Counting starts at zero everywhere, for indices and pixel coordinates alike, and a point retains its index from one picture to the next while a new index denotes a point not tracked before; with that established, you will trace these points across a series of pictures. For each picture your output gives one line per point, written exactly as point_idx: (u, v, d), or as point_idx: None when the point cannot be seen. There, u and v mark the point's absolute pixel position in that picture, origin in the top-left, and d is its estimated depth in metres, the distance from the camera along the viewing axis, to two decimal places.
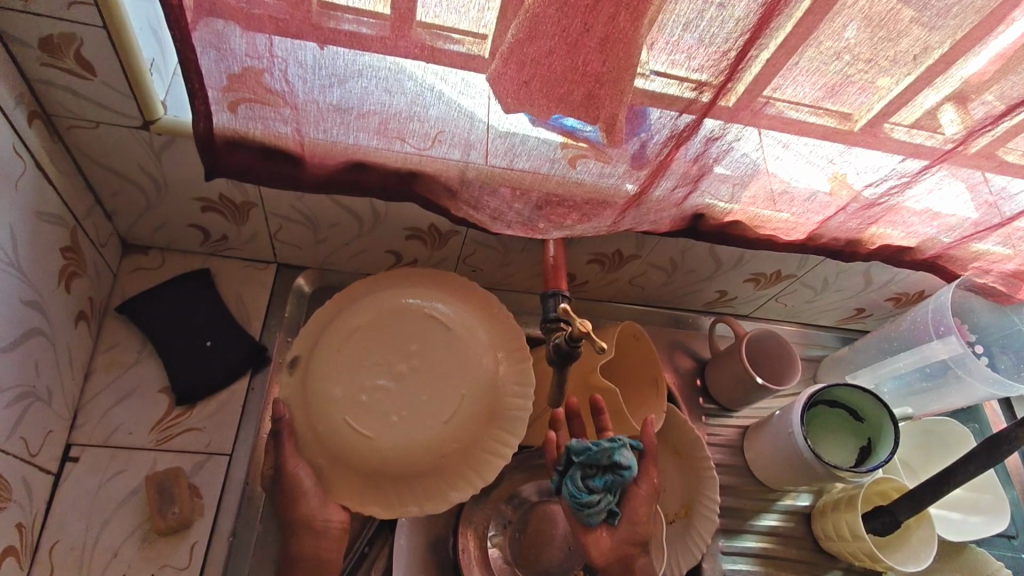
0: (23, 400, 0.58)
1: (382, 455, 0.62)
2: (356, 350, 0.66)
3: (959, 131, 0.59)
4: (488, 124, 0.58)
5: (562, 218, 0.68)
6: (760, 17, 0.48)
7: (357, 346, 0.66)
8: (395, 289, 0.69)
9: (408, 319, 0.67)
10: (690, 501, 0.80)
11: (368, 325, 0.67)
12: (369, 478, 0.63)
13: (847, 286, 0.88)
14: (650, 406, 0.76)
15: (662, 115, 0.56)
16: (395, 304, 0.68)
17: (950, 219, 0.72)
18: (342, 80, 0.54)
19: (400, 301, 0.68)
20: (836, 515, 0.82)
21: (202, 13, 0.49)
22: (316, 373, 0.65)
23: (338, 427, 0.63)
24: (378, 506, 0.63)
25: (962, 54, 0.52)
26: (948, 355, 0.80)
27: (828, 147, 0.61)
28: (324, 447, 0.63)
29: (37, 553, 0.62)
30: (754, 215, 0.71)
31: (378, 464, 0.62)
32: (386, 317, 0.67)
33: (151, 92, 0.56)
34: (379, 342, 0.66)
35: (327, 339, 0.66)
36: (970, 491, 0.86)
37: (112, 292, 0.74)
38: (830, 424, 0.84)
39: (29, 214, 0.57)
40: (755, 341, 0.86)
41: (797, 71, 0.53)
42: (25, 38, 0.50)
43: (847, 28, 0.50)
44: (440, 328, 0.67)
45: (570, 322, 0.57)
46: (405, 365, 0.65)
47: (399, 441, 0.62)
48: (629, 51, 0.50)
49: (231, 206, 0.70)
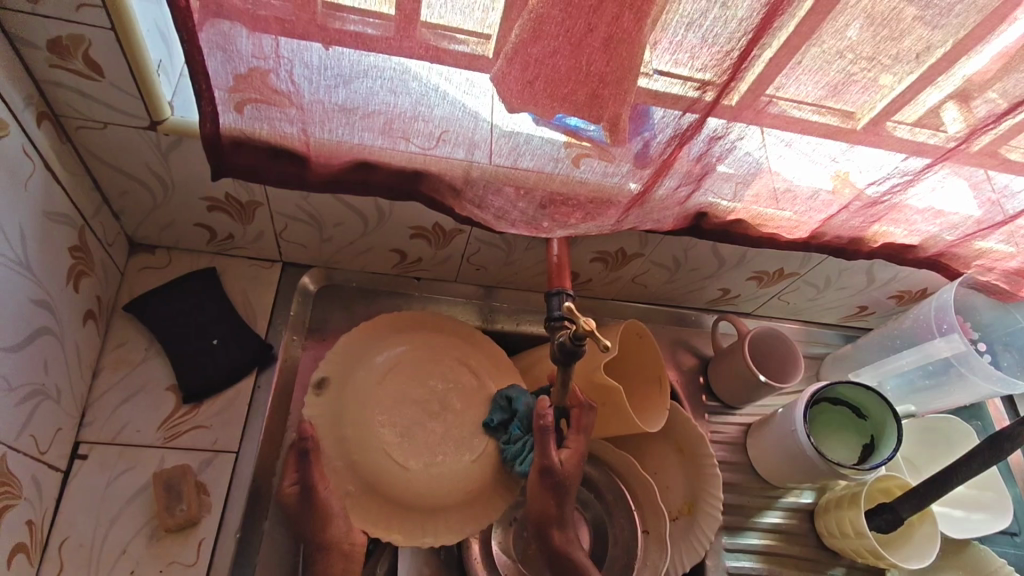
0: (33, 399, 0.59)
1: (410, 487, 0.67)
2: (389, 386, 0.70)
3: (962, 129, 0.60)
4: (493, 124, 0.58)
5: (566, 217, 0.68)
6: (763, 16, 0.48)
7: (391, 382, 0.71)
8: (419, 334, 0.75)
9: (433, 365, 0.74)
10: (693, 498, 0.81)
11: (399, 362, 0.72)
12: (395, 506, 0.67)
13: (850, 284, 0.88)
14: (654, 404, 0.77)
15: (666, 114, 0.57)
16: (420, 350, 0.74)
17: (953, 217, 0.72)
18: (347, 80, 0.55)
19: (424, 347, 0.75)
20: (839, 512, 0.82)
21: (209, 15, 0.49)
22: (352, 400, 0.69)
23: (374, 454, 0.67)
24: (398, 534, 0.66)
25: (964, 52, 0.52)
26: (951, 353, 0.81)
27: (831, 145, 0.62)
28: (356, 471, 0.66)
29: (46, 550, 0.62)
30: (757, 214, 0.72)
31: (405, 495, 0.67)
32: (414, 359, 0.73)
33: (159, 92, 0.56)
34: (410, 382, 0.72)
35: (364, 372, 0.70)
36: (973, 488, 0.87)
37: (120, 291, 0.74)
38: (833, 421, 0.84)
39: (38, 215, 0.58)
40: (758, 339, 0.86)
41: (800, 70, 0.53)
42: (34, 40, 0.51)
43: (850, 27, 0.50)
44: (462, 374, 0.74)
45: (574, 320, 0.58)
46: (434, 406, 0.71)
47: (428, 475, 0.67)
48: (633, 50, 0.50)
49: (238, 206, 0.71)
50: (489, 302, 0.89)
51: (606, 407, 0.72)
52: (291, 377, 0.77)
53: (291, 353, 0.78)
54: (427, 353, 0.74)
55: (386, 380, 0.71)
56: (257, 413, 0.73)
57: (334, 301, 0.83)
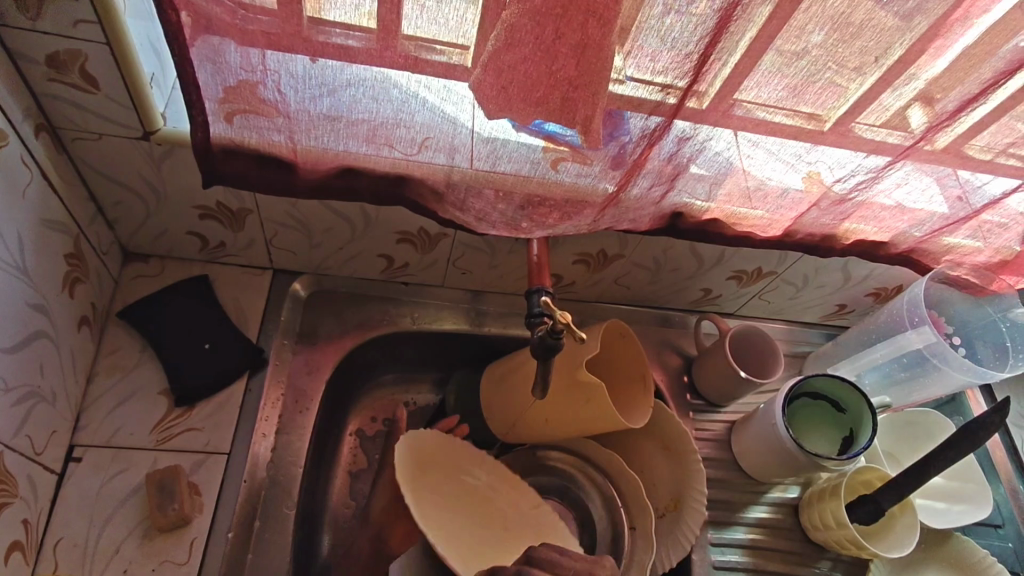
0: (29, 400, 0.61)
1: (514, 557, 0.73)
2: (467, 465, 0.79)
3: (922, 126, 0.62)
4: (472, 129, 0.61)
5: (545, 218, 0.70)
6: (719, 22, 0.51)
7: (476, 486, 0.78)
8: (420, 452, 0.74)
9: (438, 502, 0.73)
10: (680, 494, 0.82)
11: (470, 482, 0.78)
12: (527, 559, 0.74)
13: (827, 282, 0.91)
14: (637, 400, 0.79)
15: (635, 118, 0.59)
16: (428, 487, 0.73)
17: (921, 213, 0.74)
18: (332, 90, 0.58)
19: (425, 489, 0.72)
20: (821, 505, 0.83)
21: (200, 30, 0.52)
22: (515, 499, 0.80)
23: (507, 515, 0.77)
24: None
25: (916, 55, 0.55)
26: (923, 344, 0.83)
27: (795, 145, 0.64)
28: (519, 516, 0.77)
29: (41, 550, 0.64)
30: (731, 213, 0.74)
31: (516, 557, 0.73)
32: (426, 489, 0.73)
33: (152, 104, 0.59)
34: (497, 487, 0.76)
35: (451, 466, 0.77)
36: (952, 479, 0.88)
37: (114, 298, 0.76)
38: (812, 414, 0.86)
39: (35, 222, 0.60)
40: (738, 337, 0.88)
41: (762, 73, 0.56)
42: (33, 55, 0.54)
43: (806, 31, 0.53)
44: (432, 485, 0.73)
45: (551, 314, 0.60)
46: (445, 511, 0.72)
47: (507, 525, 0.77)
48: (601, 55, 0.52)
49: (229, 214, 0.73)
50: (477, 305, 0.91)
51: (587, 404, 0.74)
52: (282, 380, 0.79)
53: (283, 357, 0.80)
54: (425, 492, 0.72)
55: (493, 479, 0.80)
56: (249, 415, 0.75)
57: (322, 305, 0.85)
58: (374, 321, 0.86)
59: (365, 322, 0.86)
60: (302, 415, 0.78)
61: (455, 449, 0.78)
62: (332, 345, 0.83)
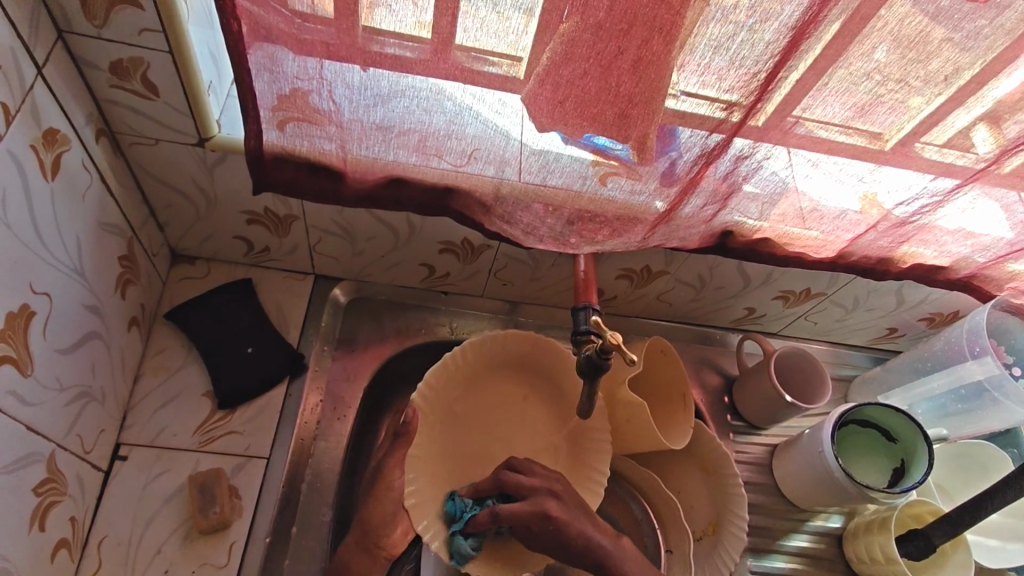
0: (80, 400, 0.62)
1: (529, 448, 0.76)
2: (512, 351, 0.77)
3: (993, 150, 0.59)
4: (523, 143, 0.60)
5: (594, 234, 0.70)
6: (790, 39, 0.49)
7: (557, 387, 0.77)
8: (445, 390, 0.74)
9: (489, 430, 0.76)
10: (718, 518, 0.80)
11: (546, 399, 0.78)
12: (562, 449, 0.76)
13: (879, 304, 0.87)
14: (677, 422, 0.78)
15: (692, 134, 0.58)
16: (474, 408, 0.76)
17: (984, 238, 0.71)
18: (385, 99, 0.57)
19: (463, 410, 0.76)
20: (868, 537, 0.81)
21: (258, 38, 0.52)
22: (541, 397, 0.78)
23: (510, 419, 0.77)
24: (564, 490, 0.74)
25: (993, 75, 0.52)
26: (985, 376, 0.80)
27: (857, 165, 0.62)
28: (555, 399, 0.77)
29: (87, 546, 0.65)
30: (783, 233, 0.72)
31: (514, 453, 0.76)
32: (466, 412, 0.76)
33: (208, 112, 0.60)
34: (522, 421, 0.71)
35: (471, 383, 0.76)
36: (1008, 517, 0.84)
37: (162, 299, 0.78)
38: (860, 442, 0.83)
39: (93, 225, 0.61)
40: (784, 359, 0.86)
41: (827, 91, 0.54)
42: (97, 62, 0.55)
43: (877, 50, 0.51)
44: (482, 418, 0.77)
45: (600, 334, 0.58)
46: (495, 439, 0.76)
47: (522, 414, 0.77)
48: (660, 72, 0.51)
49: (275, 219, 0.73)
50: (514, 317, 0.90)
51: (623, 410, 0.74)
52: (321, 387, 0.79)
53: (322, 362, 0.80)
54: (469, 422, 0.76)
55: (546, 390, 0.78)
56: (288, 420, 0.75)
57: (363, 312, 0.85)
58: (412, 330, 0.86)
59: (403, 329, 0.86)
60: (340, 422, 0.78)
61: (514, 362, 0.78)
62: (370, 352, 0.83)
